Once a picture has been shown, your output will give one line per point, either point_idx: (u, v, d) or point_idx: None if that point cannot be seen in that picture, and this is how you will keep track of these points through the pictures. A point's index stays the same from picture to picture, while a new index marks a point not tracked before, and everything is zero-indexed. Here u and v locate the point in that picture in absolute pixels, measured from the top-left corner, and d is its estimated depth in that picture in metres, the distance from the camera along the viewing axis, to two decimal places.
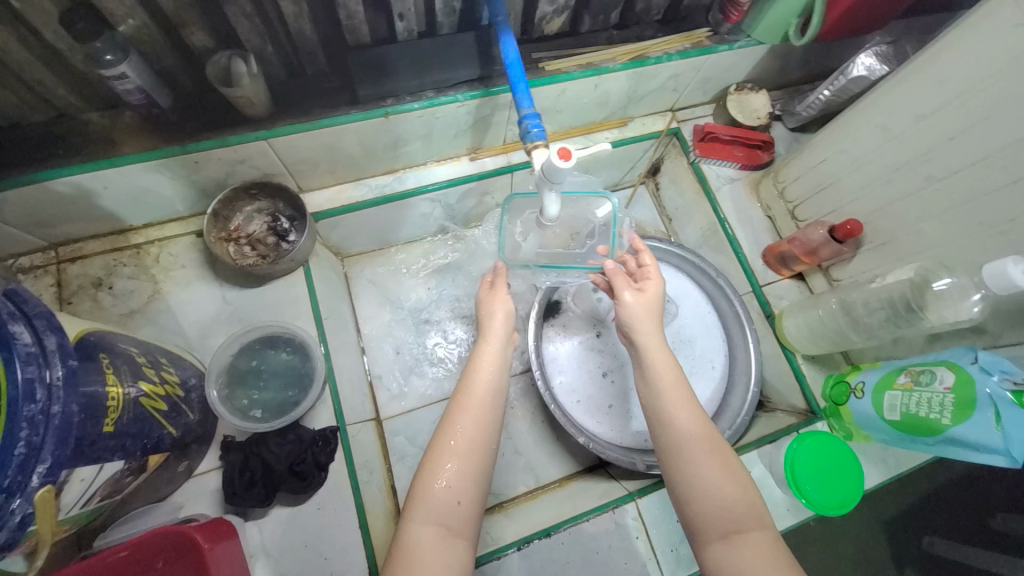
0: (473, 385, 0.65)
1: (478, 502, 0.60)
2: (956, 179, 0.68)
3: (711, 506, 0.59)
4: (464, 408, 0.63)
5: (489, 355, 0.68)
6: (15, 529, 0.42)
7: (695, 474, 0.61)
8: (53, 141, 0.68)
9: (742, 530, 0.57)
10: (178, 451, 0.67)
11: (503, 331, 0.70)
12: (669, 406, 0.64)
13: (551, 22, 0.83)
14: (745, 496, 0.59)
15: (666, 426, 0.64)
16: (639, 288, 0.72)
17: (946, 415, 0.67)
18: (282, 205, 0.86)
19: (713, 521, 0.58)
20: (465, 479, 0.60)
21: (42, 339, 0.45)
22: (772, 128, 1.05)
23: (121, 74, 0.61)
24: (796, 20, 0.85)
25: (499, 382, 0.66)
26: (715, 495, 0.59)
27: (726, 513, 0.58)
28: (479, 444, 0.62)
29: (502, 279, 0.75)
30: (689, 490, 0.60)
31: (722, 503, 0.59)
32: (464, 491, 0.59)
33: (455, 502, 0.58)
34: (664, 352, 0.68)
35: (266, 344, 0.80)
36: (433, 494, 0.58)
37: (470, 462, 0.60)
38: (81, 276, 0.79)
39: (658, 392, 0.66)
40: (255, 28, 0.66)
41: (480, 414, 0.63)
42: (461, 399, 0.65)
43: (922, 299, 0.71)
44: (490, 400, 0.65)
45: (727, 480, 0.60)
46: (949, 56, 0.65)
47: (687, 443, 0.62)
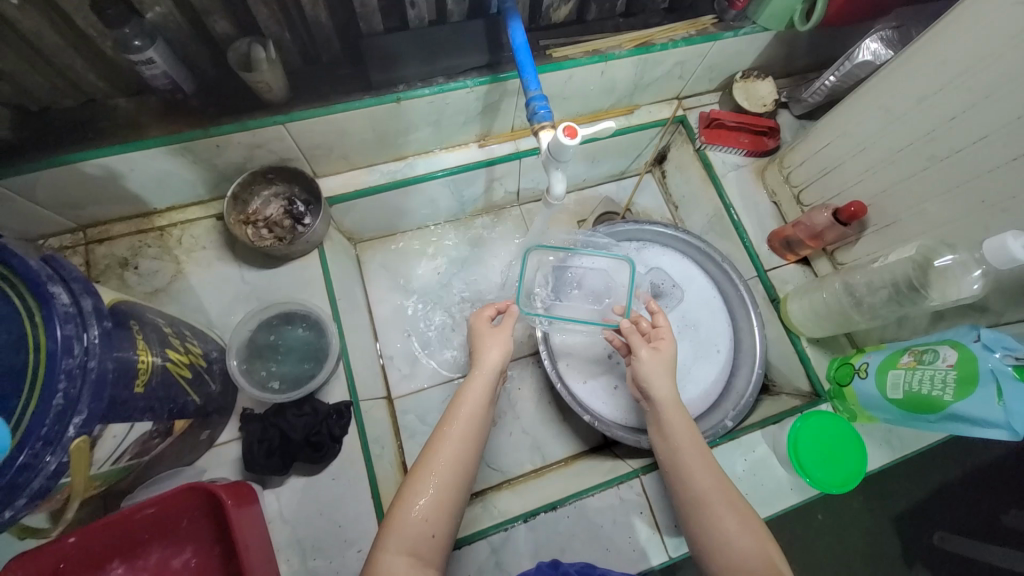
0: (457, 417, 0.66)
1: (449, 534, 0.61)
2: (959, 158, 0.69)
3: (732, 561, 0.59)
4: (449, 439, 0.64)
5: (478, 390, 0.69)
6: (49, 476, 0.44)
7: (715, 528, 0.62)
8: (83, 125, 0.72)
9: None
10: (200, 419, 0.70)
11: (497, 365, 0.72)
12: (687, 459, 0.67)
13: (558, 9, 0.85)
14: (766, 548, 0.59)
15: (687, 481, 0.66)
16: (654, 347, 0.76)
17: (948, 392, 0.68)
18: (298, 189, 0.89)
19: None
20: (439, 512, 0.60)
21: (79, 300, 0.48)
22: (778, 115, 1.06)
23: (149, 59, 0.64)
24: (800, 6, 0.86)
25: (482, 420, 0.68)
26: (733, 549, 0.60)
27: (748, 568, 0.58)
28: (458, 474, 0.63)
29: (511, 319, 0.77)
30: (710, 540, 0.62)
31: (743, 558, 0.59)
32: (439, 523, 0.60)
33: (428, 535, 0.59)
34: (680, 409, 0.72)
35: (283, 320, 0.83)
36: (408, 522, 0.59)
37: (447, 492, 0.62)
38: (108, 256, 0.83)
39: (676, 448, 0.69)
40: (274, 15, 0.69)
41: (467, 447, 0.65)
42: (442, 428, 0.66)
43: (924, 278, 0.72)
44: (470, 433, 0.66)
45: (745, 531, 0.61)
46: (949, 37, 0.65)
47: (707, 496, 0.64)
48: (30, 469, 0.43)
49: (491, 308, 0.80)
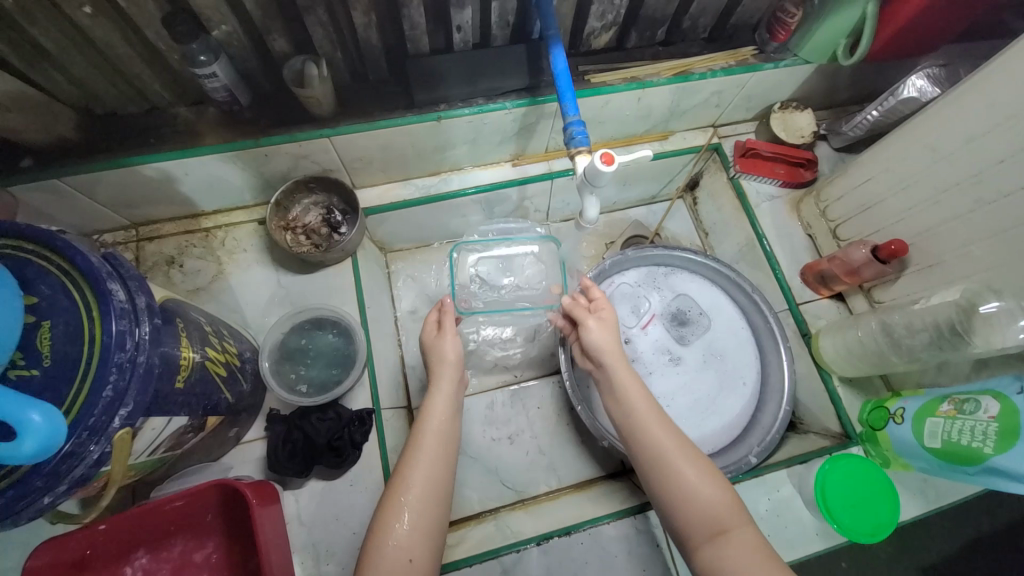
0: (422, 435, 0.67)
1: (430, 555, 0.60)
2: (1008, 201, 0.67)
3: (697, 513, 0.61)
4: (418, 462, 0.64)
5: (440, 404, 0.70)
6: (91, 465, 0.47)
7: (674, 479, 0.63)
8: (146, 131, 0.77)
9: (725, 530, 0.59)
10: (230, 416, 0.73)
11: (455, 366, 0.74)
12: (640, 419, 0.67)
13: (599, 37, 0.87)
14: (728, 498, 0.61)
15: (646, 442, 0.66)
16: (600, 317, 0.76)
17: (988, 444, 0.65)
18: (336, 199, 0.92)
19: (697, 525, 0.60)
20: (418, 536, 0.60)
21: (134, 298, 0.51)
22: (816, 147, 1.04)
23: (212, 73, 0.68)
24: (844, 41, 0.86)
25: (450, 430, 0.69)
26: (695, 502, 0.61)
27: (713, 517, 0.60)
28: (433, 499, 0.63)
29: (450, 320, 0.76)
30: (676, 496, 0.62)
31: (707, 506, 0.61)
32: (416, 548, 0.59)
33: (405, 560, 0.58)
34: (632, 371, 0.71)
35: (314, 325, 0.86)
36: (385, 551, 0.58)
37: (424, 515, 0.61)
38: (156, 254, 0.87)
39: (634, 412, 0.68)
40: (328, 36, 0.73)
41: (435, 465, 0.65)
42: (410, 452, 0.65)
43: (968, 323, 0.69)
44: (441, 449, 0.67)
45: (709, 482, 0.62)
46: (1001, 80, 0.64)
47: (667, 455, 0.64)
48: (74, 457, 0.46)
49: (430, 316, 0.79)
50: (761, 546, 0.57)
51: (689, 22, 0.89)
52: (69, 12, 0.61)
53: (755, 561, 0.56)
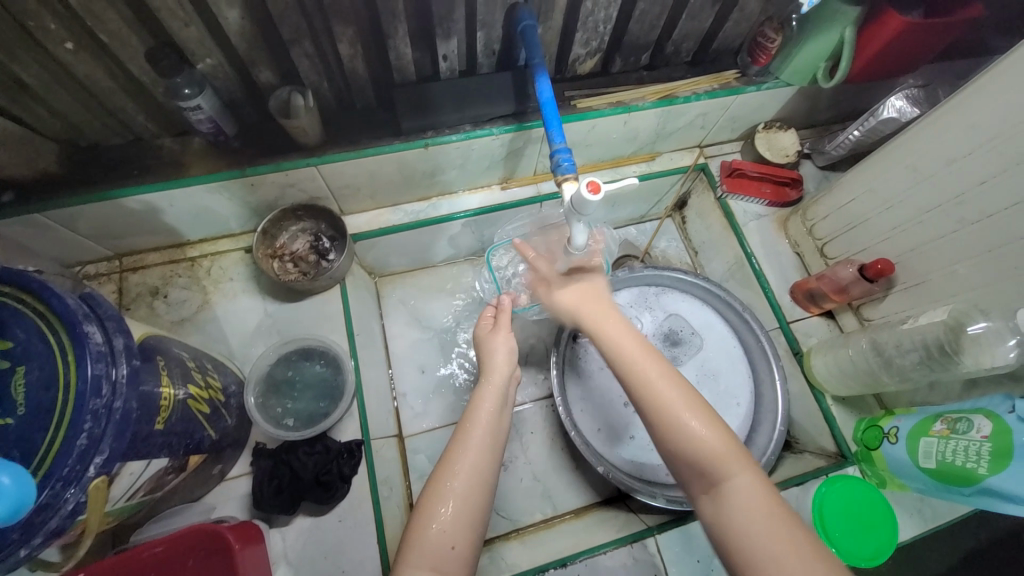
0: (473, 424, 0.63)
1: (472, 547, 0.56)
2: (989, 223, 0.68)
3: (693, 460, 0.55)
4: (468, 448, 0.61)
5: (488, 394, 0.66)
6: (66, 516, 0.45)
7: (669, 425, 0.56)
8: (129, 163, 0.76)
9: (724, 479, 0.53)
10: (215, 453, 0.71)
11: (505, 365, 0.70)
12: (626, 366, 0.61)
13: (584, 63, 0.88)
14: (726, 444, 0.55)
15: (636, 386, 0.60)
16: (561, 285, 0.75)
17: (982, 465, 0.65)
18: (324, 225, 0.91)
19: (694, 473, 0.55)
20: (460, 522, 0.56)
21: (111, 339, 0.49)
22: (801, 165, 1.06)
23: (197, 106, 0.68)
24: (824, 64, 0.87)
25: (498, 421, 0.65)
26: (692, 447, 0.55)
27: (708, 465, 0.54)
28: (478, 487, 0.59)
29: (503, 316, 0.75)
30: (671, 441, 0.56)
31: (702, 453, 0.54)
32: (460, 534, 0.56)
33: (449, 546, 0.55)
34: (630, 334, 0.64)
35: (301, 356, 0.84)
36: (427, 536, 0.55)
37: (471, 502, 0.58)
38: (140, 284, 0.86)
39: (621, 358, 0.62)
40: (314, 67, 0.73)
41: (483, 457, 0.61)
42: (462, 435, 0.62)
43: (957, 343, 0.69)
44: (489, 439, 0.62)
45: (704, 424, 0.56)
46: (977, 104, 0.65)
47: (661, 397, 0.58)
48: (49, 508, 0.44)
49: (483, 313, 0.79)
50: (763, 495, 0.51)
51: (673, 47, 0.90)
52: (49, 47, 0.61)
53: (756, 513, 0.50)
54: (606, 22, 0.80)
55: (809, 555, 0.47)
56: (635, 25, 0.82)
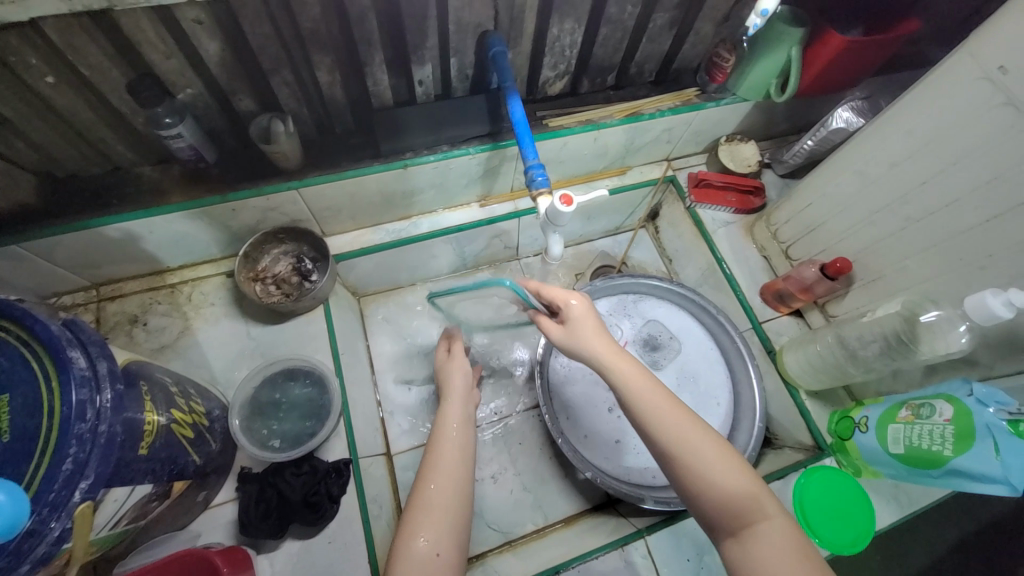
0: (440, 442, 0.67)
1: (458, 554, 0.58)
2: (932, 219, 0.74)
3: (717, 502, 0.55)
4: (437, 468, 0.63)
5: (452, 414, 0.71)
6: (53, 542, 0.44)
7: (695, 473, 0.56)
8: (109, 192, 0.77)
9: (749, 523, 0.53)
10: (199, 480, 0.70)
11: (462, 389, 0.75)
12: (647, 410, 0.59)
13: (553, 84, 0.93)
14: (750, 489, 0.55)
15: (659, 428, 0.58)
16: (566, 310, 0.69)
17: (947, 446, 0.67)
18: (306, 247, 0.93)
19: (719, 518, 0.55)
20: (443, 530, 0.58)
21: (95, 364, 0.49)
22: (762, 174, 1.12)
23: (178, 134, 0.69)
24: (775, 80, 0.94)
25: (464, 438, 0.68)
26: (712, 488, 0.55)
27: (734, 508, 0.54)
28: (456, 495, 0.61)
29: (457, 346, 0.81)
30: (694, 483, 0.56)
31: (728, 498, 0.54)
32: (444, 542, 0.57)
33: (433, 555, 0.56)
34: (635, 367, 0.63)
35: (286, 377, 0.85)
36: (413, 550, 0.56)
37: (450, 511, 0.60)
38: (119, 313, 0.85)
39: (647, 400, 0.60)
40: (294, 94, 0.76)
41: (454, 469, 0.63)
42: (431, 456, 0.65)
43: (913, 332, 0.74)
44: (459, 454, 0.66)
45: (728, 469, 0.56)
46: (912, 111, 0.72)
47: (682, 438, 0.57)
48: (35, 535, 0.44)
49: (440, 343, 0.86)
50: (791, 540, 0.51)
51: (636, 68, 0.96)
52: (30, 81, 0.62)
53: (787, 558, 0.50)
54: (572, 47, 0.85)
55: None
56: (599, 48, 0.88)
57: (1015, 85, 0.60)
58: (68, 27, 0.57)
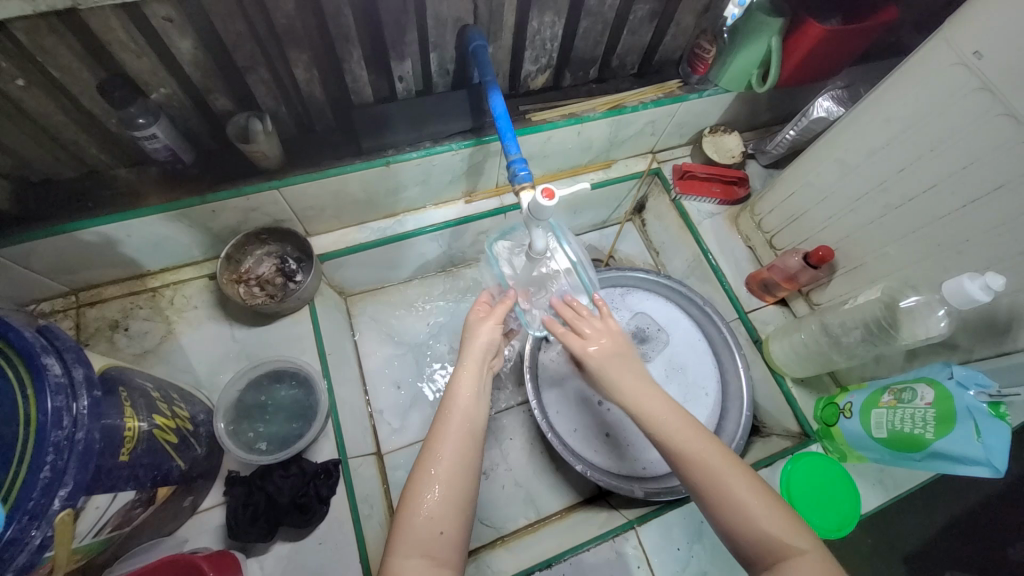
0: (449, 409, 0.63)
1: (461, 533, 0.57)
2: (911, 206, 0.75)
3: (750, 535, 0.55)
4: (447, 436, 0.61)
5: (466, 380, 0.66)
6: (34, 551, 0.44)
7: (727, 504, 0.56)
8: (84, 195, 0.75)
9: (784, 557, 0.53)
10: (185, 485, 0.70)
11: (485, 351, 0.69)
12: (677, 441, 0.61)
13: (536, 78, 0.93)
14: (784, 521, 0.55)
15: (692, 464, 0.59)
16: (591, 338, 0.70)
17: (929, 429, 0.68)
18: (290, 247, 0.92)
19: (754, 552, 0.55)
20: (447, 508, 0.57)
21: (71, 371, 0.49)
22: (746, 165, 1.12)
23: (152, 135, 0.68)
24: (756, 71, 0.94)
25: (476, 408, 0.64)
26: (748, 522, 0.55)
27: (768, 540, 0.54)
28: (460, 472, 0.59)
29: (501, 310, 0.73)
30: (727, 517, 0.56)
31: (759, 529, 0.55)
32: (448, 520, 0.56)
33: (437, 532, 0.55)
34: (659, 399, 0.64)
35: (272, 379, 0.84)
36: (415, 524, 0.56)
37: (455, 487, 0.58)
38: (99, 319, 0.84)
39: (679, 439, 0.61)
40: (271, 93, 0.75)
41: (462, 440, 0.61)
42: (437, 424, 0.62)
43: (894, 318, 0.75)
44: (468, 424, 0.62)
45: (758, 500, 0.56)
46: (890, 99, 0.72)
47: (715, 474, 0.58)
48: (15, 544, 0.43)
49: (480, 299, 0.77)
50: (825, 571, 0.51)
51: (618, 61, 0.96)
52: None
53: None
54: (553, 40, 0.85)
55: None
56: (580, 41, 0.87)
57: (990, 71, 0.60)
58: (34, 28, 0.56)
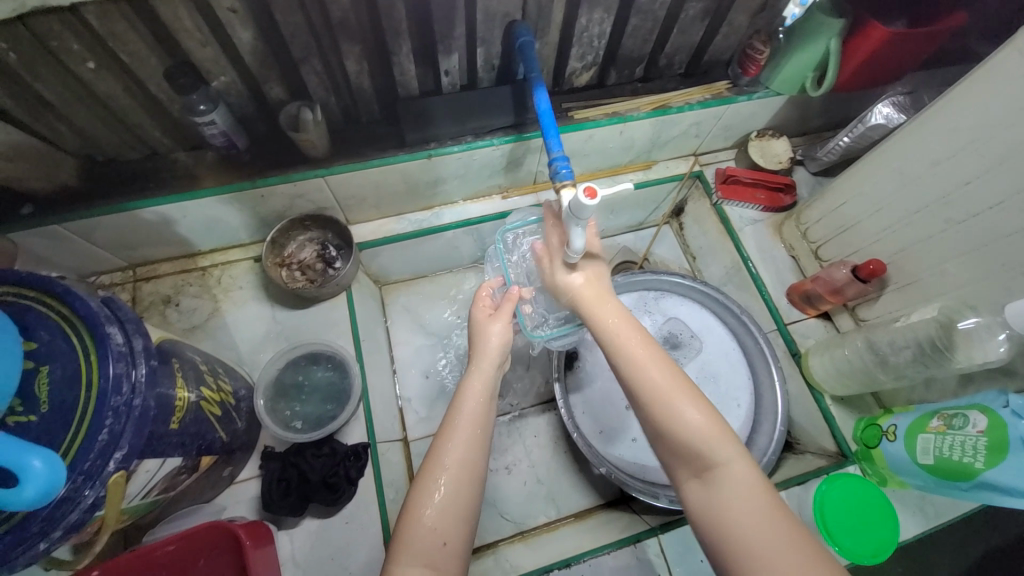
0: (457, 414, 0.63)
1: (464, 542, 0.56)
2: (976, 222, 0.70)
3: (682, 442, 0.55)
4: (452, 440, 0.61)
5: (477, 385, 0.66)
6: (85, 509, 0.47)
7: (665, 411, 0.57)
8: (146, 176, 0.80)
9: (711, 464, 0.54)
10: (224, 456, 0.73)
11: (496, 356, 0.70)
12: (628, 351, 0.63)
13: (580, 76, 0.92)
14: (717, 431, 0.55)
15: (637, 378, 0.60)
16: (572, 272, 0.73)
17: (980, 458, 0.65)
18: (331, 235, 0.94)
19: (684, 458, 0.56)
20: (451, 516, 0.56)
21: (131, 340, 0.52)
22: (794, 171, 1.08)
23: (211, 120, 0.71)
24: (812, 74, 0.90)
25: (483, 414, 0.64)
26: (679, 429, 0.56)
27: (698, 450, 0.55)
28: (467, 480, 0.59)
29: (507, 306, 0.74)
30: (664, 427, 0.57)
31: (692, 437, 0.55)
32: (451, 530, 0.56)
33: (439, 544, 0.54)
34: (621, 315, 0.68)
35: (309, 361, 0.87)
36: (419, 528, 0.55)
37: (460, 498, 0.58)
38: (153, 293, 0.89)
39: (628, 353, 0.63)
40: (323, 83, 0.77)
41: (469, 447, 0.61)
42: (446, 427, 0.63)
43: (950, 339, 0.71)
44: (476, 430, 0.63)
45: (695, 409, 0.57)
46: (956, 107, 0.68)
47: (655, 385, 0.59)
48: (69, 502, 0.46)
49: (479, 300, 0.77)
50: (749, 480, 0.52)
51: (665, 60, 0.94)
52: (73, 67, 0.64)
53: (741, 495, 0.51)
54: (600, 37, 0.84)
55: (793, 547, 0.47)
56: (628, 39, 0.86)
57: None
58: (108, 15, 0.59)
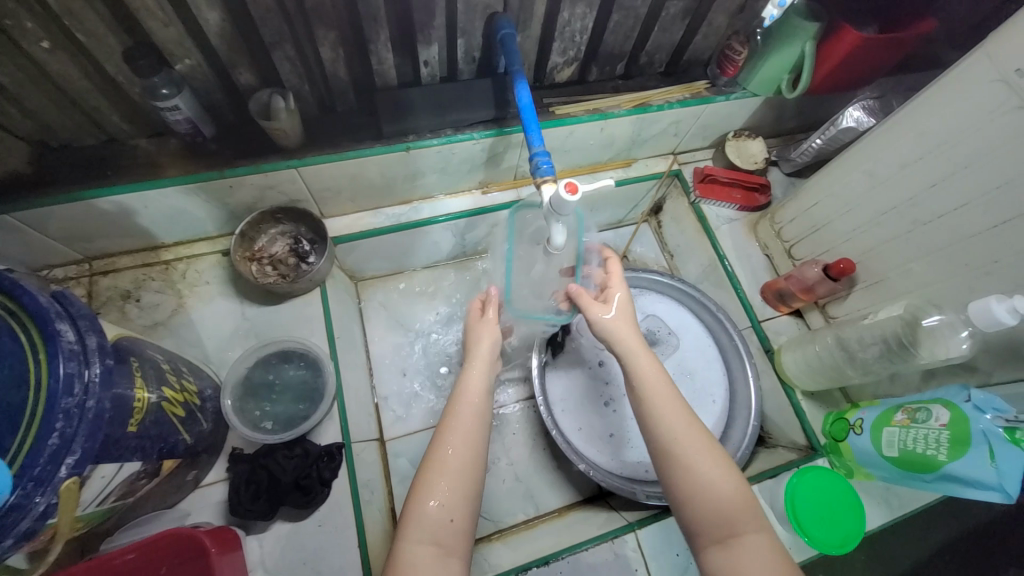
0: (459, 406, 0.64)
1: (471, 517, 0.59)
2: (940, 223, 0.73)
3: (708, 509, 0.58)
4: (454, 436, 0.62)
5: (474, 378, 0.67)
6: (37, 518, 0.44)
7: (691, 475, 0.59)
8: (102, 163, 0.75)
9: (736, 535, 0.57)
10: (189, 459, 0.70)
11: (488, 356, 0.69)
12: (659, 408, 0.63)
13: (562, 71, 0.91)
14: (742, 498, 0.58)
15: (664, 432, 0.62)
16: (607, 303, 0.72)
17: (942, 451, 0.67)
18: (304, 228, 0.91)
19: (708, 524, 0.58)
20: (457, 497, 0.58)
21: (85, 338, 0.48)
22: (768, 172, 1.10)
23: (174, 106, 0.68)
24: (787, 76, 0.92)
25: (483, 407, 0.65)
26: (705, 494, 0.59)
27: (723, 517, 0.57)
28: (471, 465, 0.61)
29: (494, 309, 0.73)
30: (690, 491, 0.59)
31: (719, 506, 0.58)
32: (457, 508, 0.58)
33: (447, 519, 0.57)
34: (647, 356, 0.67)
35: (280, 358, 0.84)
36: (424, 514, 0.57)
37: (462, 481, 0.59)
38: (111, 288, 0.84)
39: (650, 404, 0.64)
40: (296, 70, 0.74)
41: (470, 437, 0.62)
42: (449, 416, 0.64)
43: (914, 336, 0.74)
44: (476, 418, 0.64)
45: (721, 476, 0.59)
46: (925, 112, 0.71)
47: (686, 450, 0.60)
48: (19, 510, 0.43)
49: (474, 302, 0.77)
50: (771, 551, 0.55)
51: (646, 58, 0.94)
52: (22, 44, 0.60)
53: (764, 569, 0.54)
54: (582, 32, 0.83)
55: None
56: (610, 36, 0.86)
57: None
58: None
